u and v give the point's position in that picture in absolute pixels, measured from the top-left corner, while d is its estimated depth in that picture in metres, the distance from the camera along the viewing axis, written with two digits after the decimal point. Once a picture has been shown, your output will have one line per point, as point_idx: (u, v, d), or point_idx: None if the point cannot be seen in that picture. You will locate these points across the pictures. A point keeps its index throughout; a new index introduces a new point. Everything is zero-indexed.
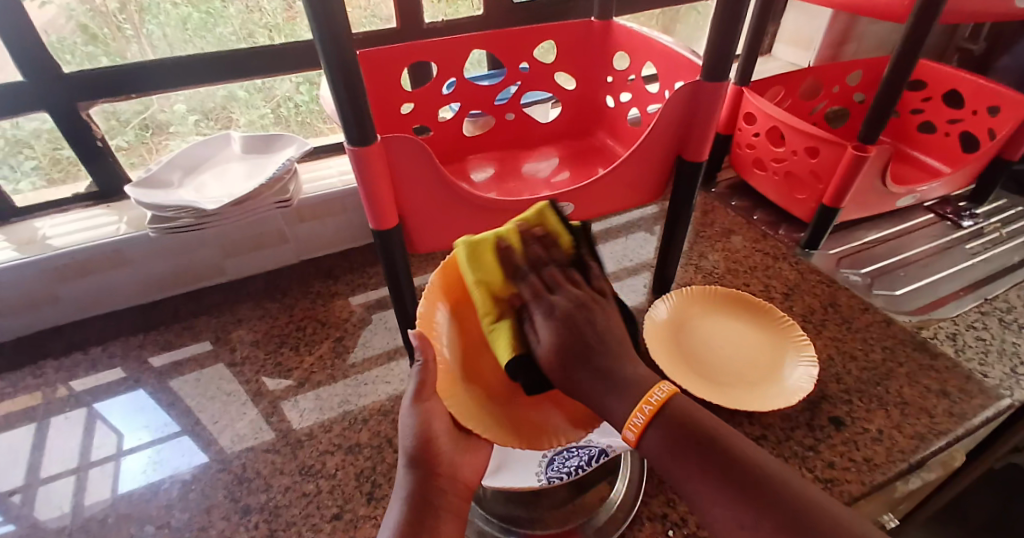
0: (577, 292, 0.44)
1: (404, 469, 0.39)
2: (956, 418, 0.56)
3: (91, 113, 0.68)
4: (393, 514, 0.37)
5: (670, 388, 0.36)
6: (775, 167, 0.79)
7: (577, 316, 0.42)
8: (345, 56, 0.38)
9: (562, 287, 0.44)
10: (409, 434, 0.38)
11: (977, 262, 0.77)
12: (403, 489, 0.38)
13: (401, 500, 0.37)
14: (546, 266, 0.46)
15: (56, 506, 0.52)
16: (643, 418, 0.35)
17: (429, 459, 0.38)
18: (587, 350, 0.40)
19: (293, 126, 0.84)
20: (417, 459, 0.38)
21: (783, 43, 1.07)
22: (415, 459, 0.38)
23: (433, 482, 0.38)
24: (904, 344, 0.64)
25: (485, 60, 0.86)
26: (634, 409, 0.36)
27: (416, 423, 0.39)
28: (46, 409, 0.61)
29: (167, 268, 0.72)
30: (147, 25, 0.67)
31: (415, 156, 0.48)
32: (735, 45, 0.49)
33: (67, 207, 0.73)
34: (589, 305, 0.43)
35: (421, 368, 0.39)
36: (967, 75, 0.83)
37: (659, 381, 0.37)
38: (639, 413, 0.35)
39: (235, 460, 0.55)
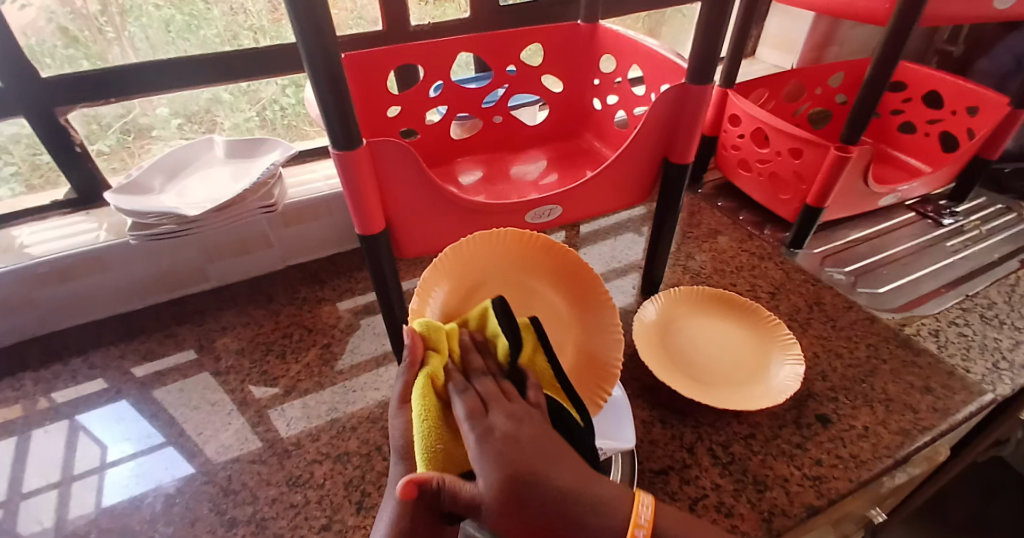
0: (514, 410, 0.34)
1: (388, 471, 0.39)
2: (939, 413, 0.57)
3: (70, 117, 0.67)
4: (384, 522, 0.35)
5: (651, 501, 0.33)
6: (759, 168, 0.80)
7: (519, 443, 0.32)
8: (329, 59, 0.38)
9: (500, 404, 0.34)
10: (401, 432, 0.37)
11: (958, 260, 0.79)
12: (394, 490, 0.36)
13: None
14: (493, 376, 0.37)
15: (36, 521, 0.51)
16: (642, 534, 0.31)
17: None
18: (534, 479, 0.31)
19: (278, 129, 0.83)
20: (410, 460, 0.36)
21: (768, 44, 1.08)
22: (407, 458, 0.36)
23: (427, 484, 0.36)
24: (888, 341, 0.65)
25: (472, 62, 0.86)
26: (632, 530, 0.31)
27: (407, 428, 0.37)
28: (25, 421, 0.60)
29: (149, 275, 0.71)
30: (129, 28, 0.66)
31: (401, 160, 0.48)
32: (720, 48, 0.49)
33: (46, 214, 0.71)
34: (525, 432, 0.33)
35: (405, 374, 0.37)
36: (947, 76, 0.84)
37: (641, 495, 0.33)
38: (635, 536, 0.31)
39: (222, 471, 0.54)
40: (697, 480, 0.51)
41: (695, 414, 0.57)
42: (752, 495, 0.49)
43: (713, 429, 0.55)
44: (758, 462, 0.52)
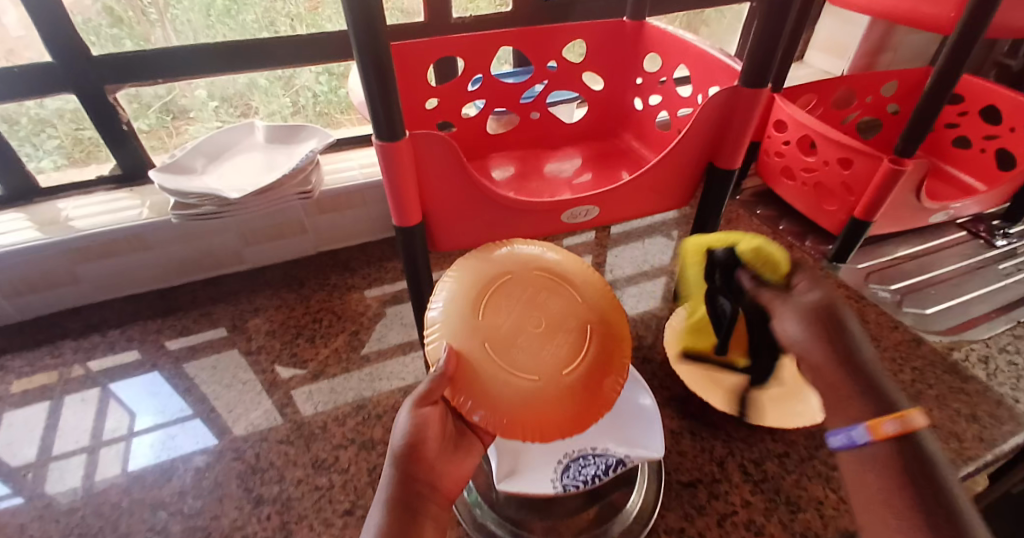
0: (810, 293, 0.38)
1: (387, 468, 0.33)
2: (985, 444, 0.54)
3: (117, 96, 0.69)
4: (372, 521, 0.31)
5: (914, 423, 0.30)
6: (804, 176, 0.77)
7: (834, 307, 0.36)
8: (377, 47, 0.38)
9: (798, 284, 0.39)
10: (401, 432, 0.34)
11: (1010, 283, 0.75)
12: (380, 492, 0.32)
13: (379, 505, 0.31)
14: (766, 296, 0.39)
15: (69, 484, 0.52)
16: (886, 430, 0.30)
17: (413, 457, 0.33)
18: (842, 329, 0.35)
19: (312, 116, 0.83)
20: (403, 461, 0.33)
21: (816, 49, 1.04)
22: (402, 457, 0.33)
23: (416, 487, 0.32)
24: (934, 365, 0.62)
25: (510, 57, 0.85)
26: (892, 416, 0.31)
27: (410, 425, 0.35)
28: (63, 388, 0.61)
29: (187, 254, 0.72)
30: (172, 10, 0.66)
31: (443, 153, 0.47)
32: (776, 50, 0.47)
33: (91, 188, 0.73)
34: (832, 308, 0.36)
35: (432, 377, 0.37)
36: (1007, 91, 0.79)
37: (913, 409, 0.31)
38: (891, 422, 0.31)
39: (249, 450, 0.54)
40: (726, 496, 0.49)
41: (727, 428, 0.55)
42: (785, 516, 0.48)
43: (746, 444, 0.54)
44: (792, 482, 0.51)
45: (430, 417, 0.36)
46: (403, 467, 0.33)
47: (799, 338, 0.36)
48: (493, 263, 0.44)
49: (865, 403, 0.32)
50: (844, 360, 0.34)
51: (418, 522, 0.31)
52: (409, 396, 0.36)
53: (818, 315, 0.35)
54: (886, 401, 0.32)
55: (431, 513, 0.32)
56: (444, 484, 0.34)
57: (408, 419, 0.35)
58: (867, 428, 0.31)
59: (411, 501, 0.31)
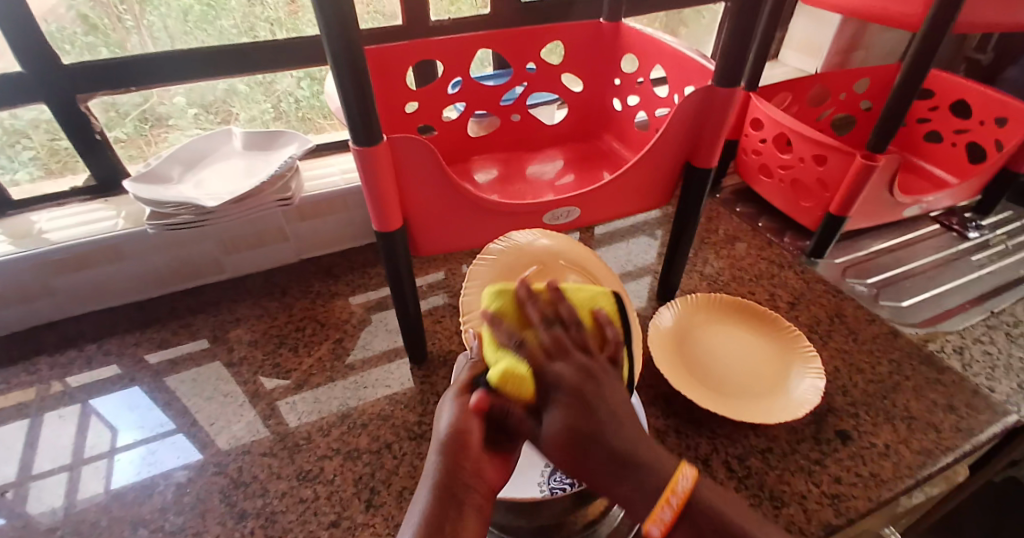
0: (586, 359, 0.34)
1: (432, 457, 0.32)
2: (962, 434, 0.55)
3: (91, 104, 0.67)
4: (416, 512, 0.31)
5: (694, 474, 0.31)
6: (781, 174, 0.79)
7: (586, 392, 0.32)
8: (352, 52, 0.37)
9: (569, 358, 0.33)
10: (447, 419, 0.33)
11: (983, 275, 0.77)
12: (429, 478, 0.32)
13: (428, 491, 0.31)
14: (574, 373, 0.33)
15: (47, 504, 0.51)
16: (669, 514, 0.30)
17: (460, 448, 0.32)
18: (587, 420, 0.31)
19: (293, 122, 0.82)
20: (449, 450, 0.32)
21: (791, 48, 1.06)
22: (446, 448, 0.32)
23: (462, 476, 0.31)
24: (911, 357, 0.64)
25: (491, 60, 0.85)
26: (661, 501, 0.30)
27: (457, 411, 0.33)
28: (39, 405, 0.60)
29: (165, 264, 0.71)
30: (149, 16, 0.66)
31: (422, 157, 0.47)
32: (749, 50, 0.48)
33: (65, 200, 0.72)
34: (589, 373, 0.33)
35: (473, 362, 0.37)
36: (976, 85, 0.82)
37: (682, 465, 0.31)
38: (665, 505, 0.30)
39: (232, 463, 0.54)
40: None
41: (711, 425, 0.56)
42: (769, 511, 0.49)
43: (730, 441, 0.54)
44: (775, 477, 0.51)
45: (474, 407, 0.34)
46: (449, 456, 0.32)
47: (561, 437, 0.31)
48: (513, 254, 0.49)
49: (624, 484, 0.31)
50: (578, 444, 0.31)
51: (463, 515, 0.31)
52: (452, 385, 0.35)
53: (573, 404, 0.32)
54: (637, 478, 0.30)
55: (476, 504, 0.31)
56: (490, 476, 0.33)
57: (453, 407, 0.34)
58: (647, 527, 0.31)
59: (459, 493, 0.31)
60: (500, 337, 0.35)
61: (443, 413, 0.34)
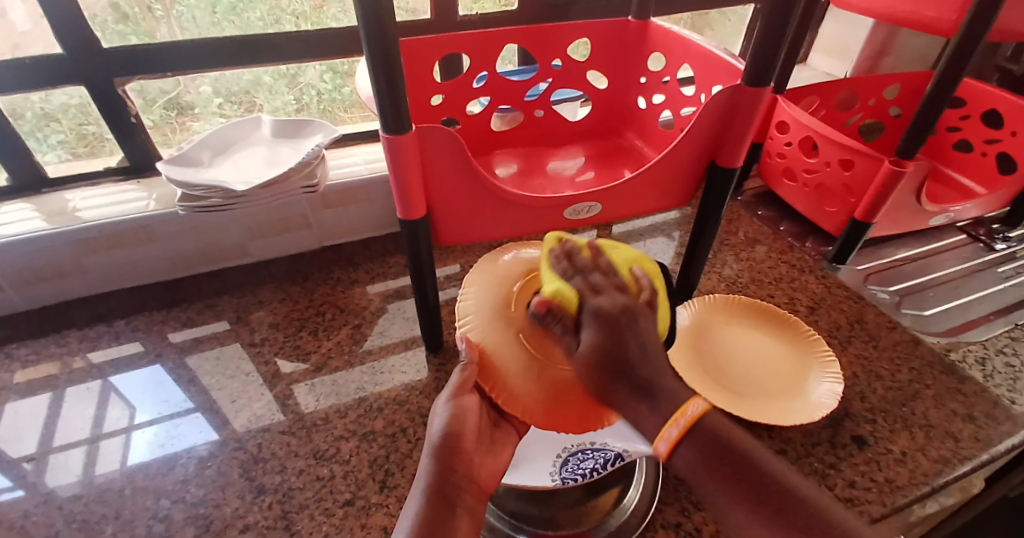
0: (622, 298, 0.36)
1: (426, 458, 0.38)
2: (982, 444, 0.54)
3: (126, 89, 0.69)
4: (412, 509, 0.35)
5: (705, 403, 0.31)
6: (805, 178, 0.78)
7: (619, 320, 0.34)
8: (386, 43, 0.38)
9: (608, 291, 0.37)
10: (442, 424, 0.39)
11: (1009, 286, 0.75)
12: (422, 479, 0.37)
13: (423, 492, 0.36)
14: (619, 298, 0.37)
15: (74, 473, 0.52)
16: (676, 432, 0.30)
17: (455, 451, 0.38)
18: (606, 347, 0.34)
19: (319, 113, 0.84)
20: (443, 452, 0.37)
21: (819, 52, 1.05)
22: (440, 448, 0.37)
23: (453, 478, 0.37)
24: (931, 366, 0.63)
25: (515, 55, 0.85)
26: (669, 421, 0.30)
27: (449, 415, 0.40)
28: (68, 378, 0.62)
29: (191, 246, 0.72)
30: (178, 7, 0.67)
31: (448, 147, 0.48)
32: (778, 51, 0.48)
33: (97, 180, 0.74)
34: (633, 309, 0.35)
35: (463, 368, 0.42)
36: (1009, 94, 0.80)
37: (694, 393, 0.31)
38: (674, 423, 0.30)
39: (251, 440, 0.55)
40: None
41: None
42: None
43: None
44: None
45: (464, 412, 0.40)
46: (442, 457, 0.37)
47: (588, 356, 0.34)
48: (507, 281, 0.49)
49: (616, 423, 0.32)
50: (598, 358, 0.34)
51: (454, 514, 0.35)
52: (448, 387, 0.41)
53: (603, 326, 0.34)
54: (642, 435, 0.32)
55: (466, 505, 0.36)
56: (479, 475, 0.39)
57: (448, 410, 0.40)
58: (657, 446, 0.31)
59: (448, 491, 0.36)
60: (560, 267, 0.40)
61: (438, 414, 0.40)
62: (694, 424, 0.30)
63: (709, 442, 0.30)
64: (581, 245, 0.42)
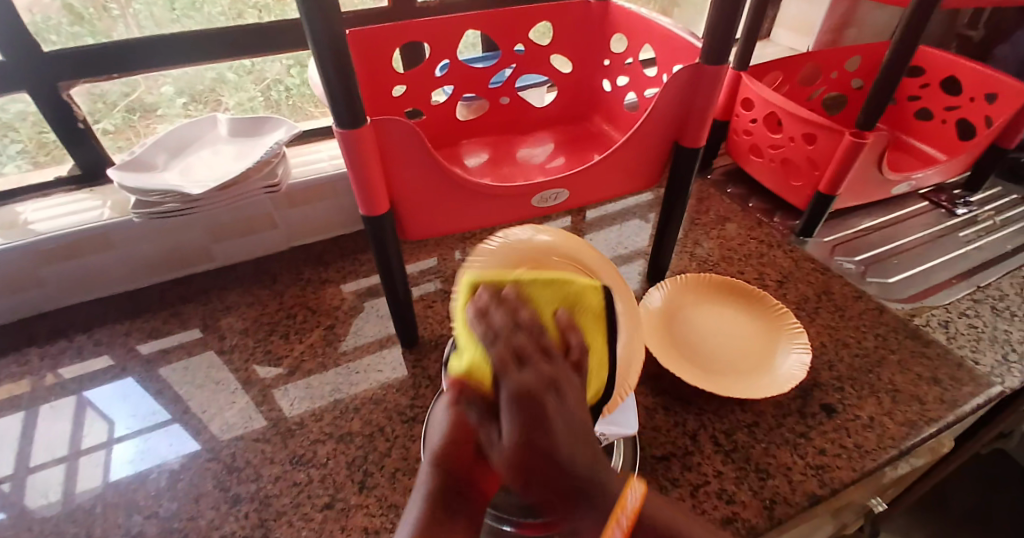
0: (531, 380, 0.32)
1: (425, 471, 0.38)
2: (946, 405, 0.56)
3: (73, 93, 0.66)
4: (411, 518, 0.37)
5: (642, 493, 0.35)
6: (771, 154, 0.79)
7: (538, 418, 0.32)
8: (333, 34, 0.37)
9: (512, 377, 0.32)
10: (439, 433, 0.38)
11: (970, 250, 0.77)
12: (422, 490, 0.38)
13: (421, 503, 0.37)
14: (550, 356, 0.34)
15: (43, 494, 0.51)
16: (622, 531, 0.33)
17: (453, 465, 0.37)
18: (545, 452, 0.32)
19: (282, 110, 0.81)
20: (443, 464, 0.37)
21: (784, 27, 1.06)
22: (438, 461, 0.37)
23: (446, 491, 0.37)
24: (897, 332, 0.64)
25: (479, 42, 0.84)
26: (612, 522, 0.33)
27: (448, 423, 0.38)
28: (31, 397, 0.60)
29: (154, 253, 0.70)
30: (134, 5, 0.64)
31: (407, 139, 0.47)
32: (735, 28, 0.47)
33: (51, 190, 0.71)
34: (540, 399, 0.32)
35: (461, 372, 0.40)
36: (966, 61, 0.81)
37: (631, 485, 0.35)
38: (617, 524, 0.33)
39: (226, 449, 0.54)
40: (699, 466, 0.51)
41: (699, 402, 0.56)
42: (755, 483, 0.50)
43: (717, 416, 0.55)
44: (761, 451, 0.52)
45: None
46: (442, 465, 0.37)
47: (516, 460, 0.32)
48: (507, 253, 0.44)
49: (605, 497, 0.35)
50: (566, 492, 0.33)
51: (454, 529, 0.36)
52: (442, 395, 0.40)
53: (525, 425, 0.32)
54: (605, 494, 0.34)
55: (466, 513, 0.37)
56: (479, 482, 0.38)
57: (445, 416, 0.39)
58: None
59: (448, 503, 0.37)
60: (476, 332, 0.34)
61: (436, 420, 0.39)
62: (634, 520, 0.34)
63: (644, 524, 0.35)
64: (498, 296, 0.36)
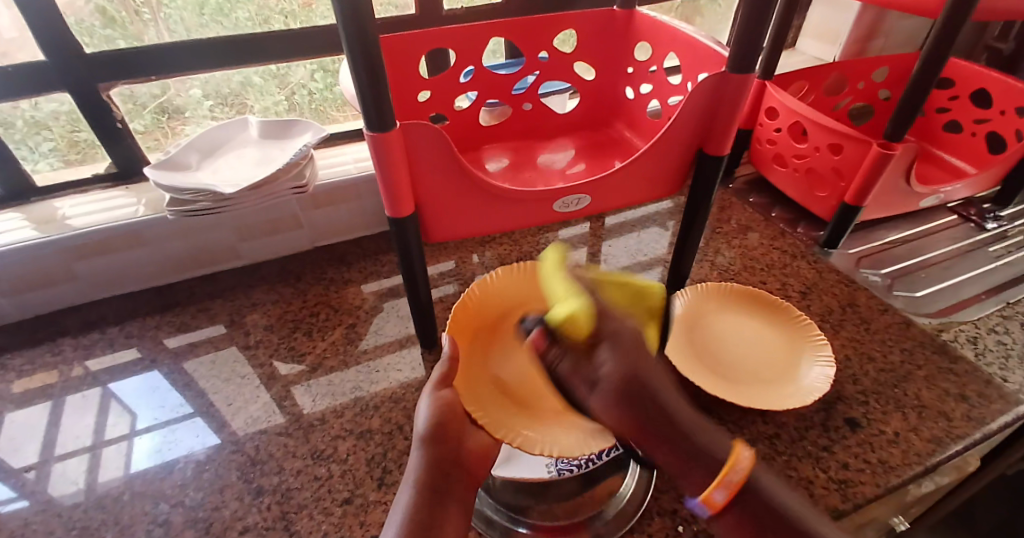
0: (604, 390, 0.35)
1: (415, 453, 0.40)
2: (974, 422, 0.55)
3: (110, 94, 0.69)
4: (402, 502, 0.38)
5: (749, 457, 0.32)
6: (795, 163, 0.78)
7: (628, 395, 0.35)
8: (366, 39, 0.38)
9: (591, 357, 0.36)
10: (424, 418, 0.42)
11: (1000, 265, 0.75)
12: (414, 473, 0.39)
13: (412, 486, 0.38)
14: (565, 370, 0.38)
15: (72, 481, 0.53)
16: (722, 494, 0.32)
17: (439, 443, 0.40)
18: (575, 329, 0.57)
19: (308, 113, 0.83)
20: (430, 441, 0.40)
21: (808, 37, 1.05)
22: (426, 441, 0.40)
23: (439, 473, 0.39)
24: (923, 346, 0.63)
25: (502, 49, 0.85)
26: (714, 483, 0.32)
27: (432, 409, 0.43)
28: (62, 386, 0.62)
29: (182, 250, 0.72)
30: (165, 9, 0.66)
31: (435, 144, 0.48)
32: (762, 37, 0.47)
33: (86, 188, 0.74)
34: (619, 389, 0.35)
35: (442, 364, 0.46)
36: (997, 73, 0.80)
37: (738, 447, 0.33)
38: (718, 487, 0.32)
39: (249, 442, 0.55)
40: None
41: (718, 411, 0.56)
42: None
43: (737, 426, 0.55)
44: (782, 462, 0.52)
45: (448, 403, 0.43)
46: (428, 443, 0.40)
47: (612, 403, 0.34)
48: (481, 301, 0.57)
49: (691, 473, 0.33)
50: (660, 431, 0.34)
51: (445, 507, 0.38)
52: (429, 383, 0.45)
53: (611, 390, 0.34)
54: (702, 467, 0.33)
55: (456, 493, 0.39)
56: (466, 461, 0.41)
57: (431, 402, 0.43)
58: (710, 494, 0.32)
59: (438, 484, 0.38)
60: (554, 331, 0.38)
61: (422, 410, 0.43)
62: (741, 483, 0.32)
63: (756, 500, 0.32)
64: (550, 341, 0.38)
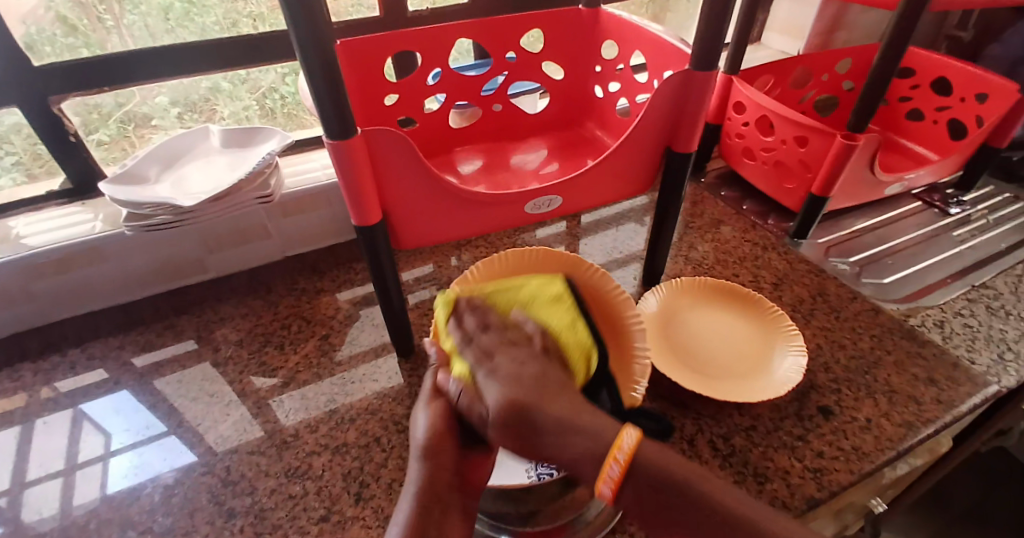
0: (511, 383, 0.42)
1: (415, 464, 0.41)
2: (943, 405, 0.56)
3: (64, 106, 0.66)
4: (403, 514, 0.39)
5: (637, 434, 0.38)
6: (764, 156, 0.79)
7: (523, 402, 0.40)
8: (322, 43, 0.37)
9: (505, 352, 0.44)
10: (423, 430, 0.42)
11: (964, 250, 0.77)
12: (412, 487, 0.40)
13: (412, 497, 0.39)
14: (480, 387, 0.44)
15: (36, 510, 0.51)
16: (616, 471, 0.37)
17: (437, 455, 0.41)
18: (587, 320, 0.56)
19: (279, 118, 0.81)
20: (427, 453, 0.41)
21: (774, 31, 1.07)
22: (427, 454, 0.41)
23: (437, 485, 0.40)
24: (892, 332, 0.64)
25: (473, 49, 0.84)
26: (608, 462, 0.37)
27: (430, 420, 0.43)
28: (23, 412, 0.60)
29: (147, 265, 0.70)
30: (128, 15, 0.64)
31: (400, 150, 0.47)
32: (725, 33, 0.48)
33: (42, 204, 0.71)
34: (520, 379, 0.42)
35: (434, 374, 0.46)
36: (955, 61, 0.82)
37: (625, 427, 0.38)
38: (612, 464, 0.37)
39: (220, 463, 0.54)
40: None
41: (695, 406, 0.56)
42: (753, 487, 0.49)
43: (713, 420, 0.55)
44: (758, 454, 0.52)
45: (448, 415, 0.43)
46: (426, 455, 0.41)
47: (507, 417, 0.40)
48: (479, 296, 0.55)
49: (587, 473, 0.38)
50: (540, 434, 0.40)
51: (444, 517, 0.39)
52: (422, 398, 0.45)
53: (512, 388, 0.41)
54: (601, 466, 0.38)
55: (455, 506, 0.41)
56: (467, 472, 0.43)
57: (427, 415, 0.43)
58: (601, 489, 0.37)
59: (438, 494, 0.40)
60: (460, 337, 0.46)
61: (419, 424, 0.43)
62: (630, 457, 0.37)
63: (641, 477, 0.37)
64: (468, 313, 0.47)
